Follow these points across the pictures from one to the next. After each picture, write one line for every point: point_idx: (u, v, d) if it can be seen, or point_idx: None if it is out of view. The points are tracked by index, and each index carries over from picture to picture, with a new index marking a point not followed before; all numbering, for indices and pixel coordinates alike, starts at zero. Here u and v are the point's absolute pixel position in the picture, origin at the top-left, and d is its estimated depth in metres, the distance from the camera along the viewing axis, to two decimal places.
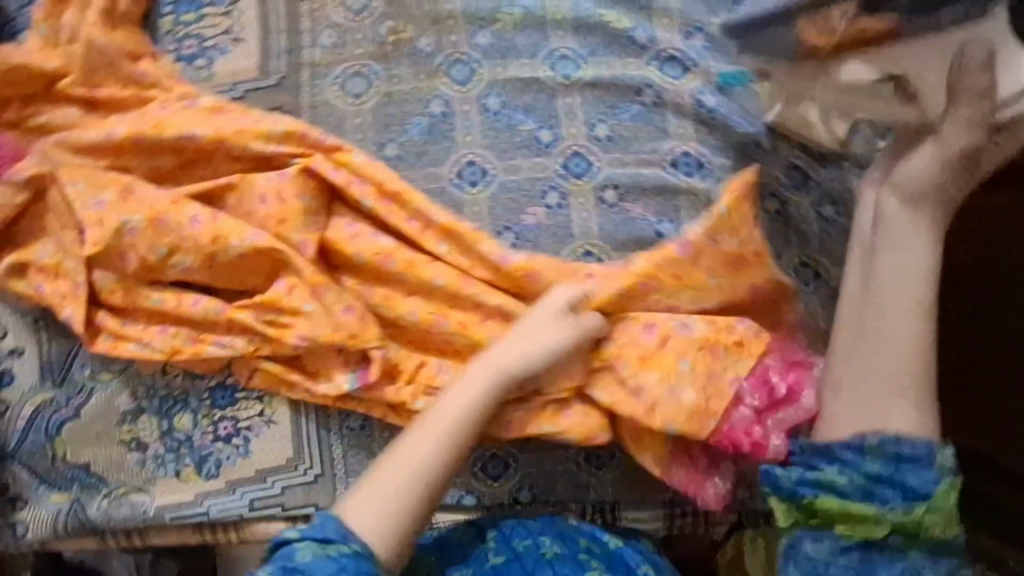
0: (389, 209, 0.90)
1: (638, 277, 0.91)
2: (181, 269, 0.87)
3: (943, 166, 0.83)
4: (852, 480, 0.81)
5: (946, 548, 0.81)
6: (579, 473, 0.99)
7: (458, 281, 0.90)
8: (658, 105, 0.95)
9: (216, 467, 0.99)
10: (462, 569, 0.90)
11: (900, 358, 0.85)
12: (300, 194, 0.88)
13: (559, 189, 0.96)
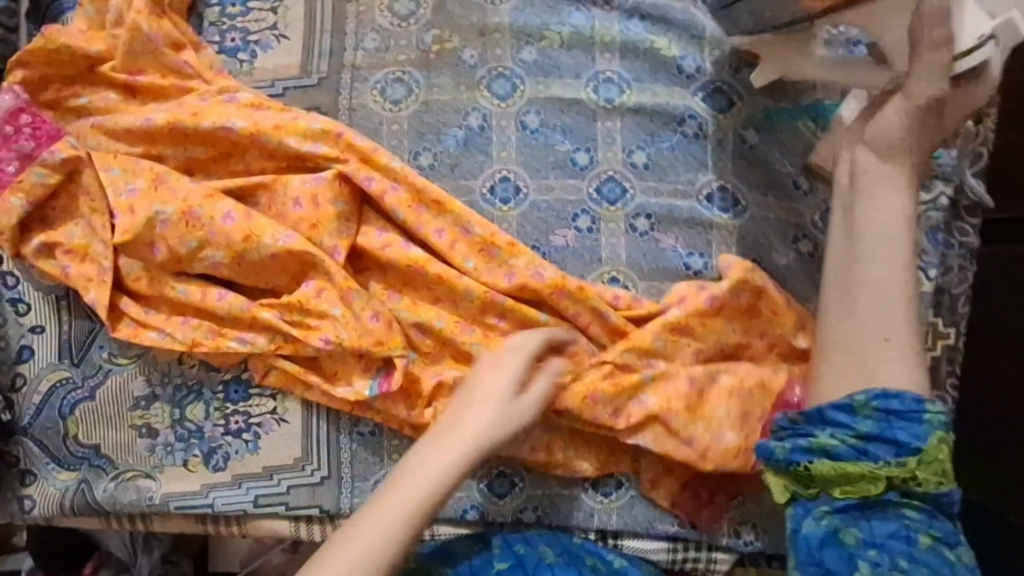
0: (421, 222, 0.89)
1: (670, 319, 0.90)
2: (209, 264, 0.87)
3: (912, 118, 0.79)
4: (843, 440, 0.78)
5: (941, 506, 0.77)
6: (584, 499, 0.98)
7: (487, 293, 0.90)
8: (699, 136, 0.94)
9: (223, 460, 0.99)
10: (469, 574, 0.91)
11: (881, 314, 0.81)
12: (336, 198, 0.87)
13: (591, 213, 0.95)
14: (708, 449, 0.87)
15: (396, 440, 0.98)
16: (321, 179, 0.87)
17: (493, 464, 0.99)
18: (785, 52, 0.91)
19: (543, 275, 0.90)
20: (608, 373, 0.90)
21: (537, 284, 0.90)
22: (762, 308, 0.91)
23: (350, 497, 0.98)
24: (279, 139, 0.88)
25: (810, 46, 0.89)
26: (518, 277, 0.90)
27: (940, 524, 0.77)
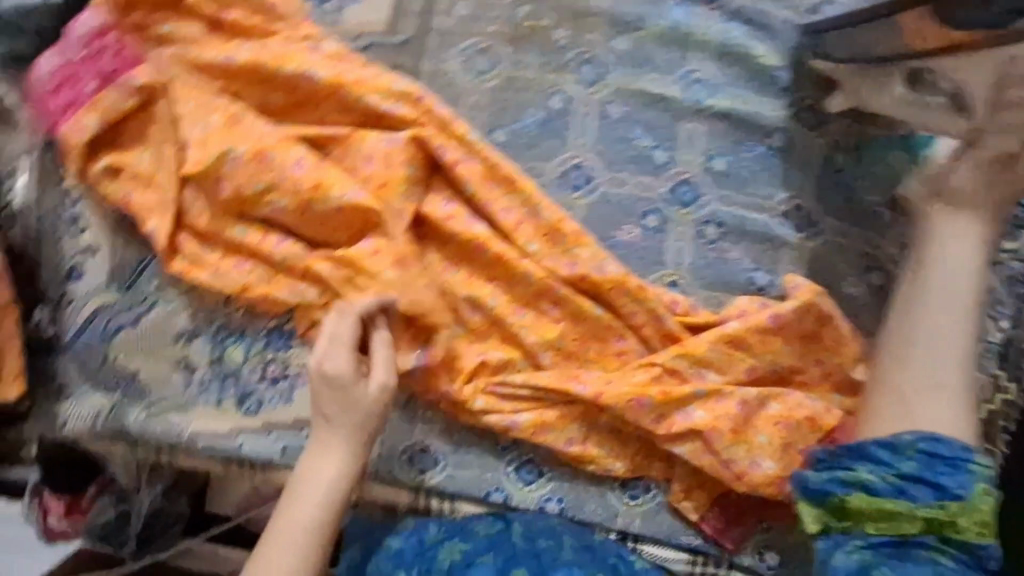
0: (489, 198, 0.87)
1: (728, 331, 0.89)
2: (273, 209, 0.86)
3: (982, 169, 0.77)
4: (883, 478, 0.73)
5: (979, 559, 0.71)
6: (610, 496, 0.98)
7: (546, 278, 0.89)
8: (783, 152, 0.91)
9: (256, 405, 0.97)
10: (484, 556, 0.88)
11: (930, 364, 0.77)
12: (408, 160, 0.86)
13: (661, 213, 0.93)
14: (750, 471, 0.86)
15: (431, 411, 0.98)
16: (396, 140, 0.85)
17: (524, 449, 0.98)
18: (862, 84, 0.85)
19: (605, 269, 0.89)
20: (656, 376, 0.89)
21: (597, 277, 0.88)
22: (824, 337, 0.89)
23: (377, 460, 0.99)
24: (360, 94, 0.87)
25: (886, 84, 0.83)
26: (579, 267, 0.89)
27: None
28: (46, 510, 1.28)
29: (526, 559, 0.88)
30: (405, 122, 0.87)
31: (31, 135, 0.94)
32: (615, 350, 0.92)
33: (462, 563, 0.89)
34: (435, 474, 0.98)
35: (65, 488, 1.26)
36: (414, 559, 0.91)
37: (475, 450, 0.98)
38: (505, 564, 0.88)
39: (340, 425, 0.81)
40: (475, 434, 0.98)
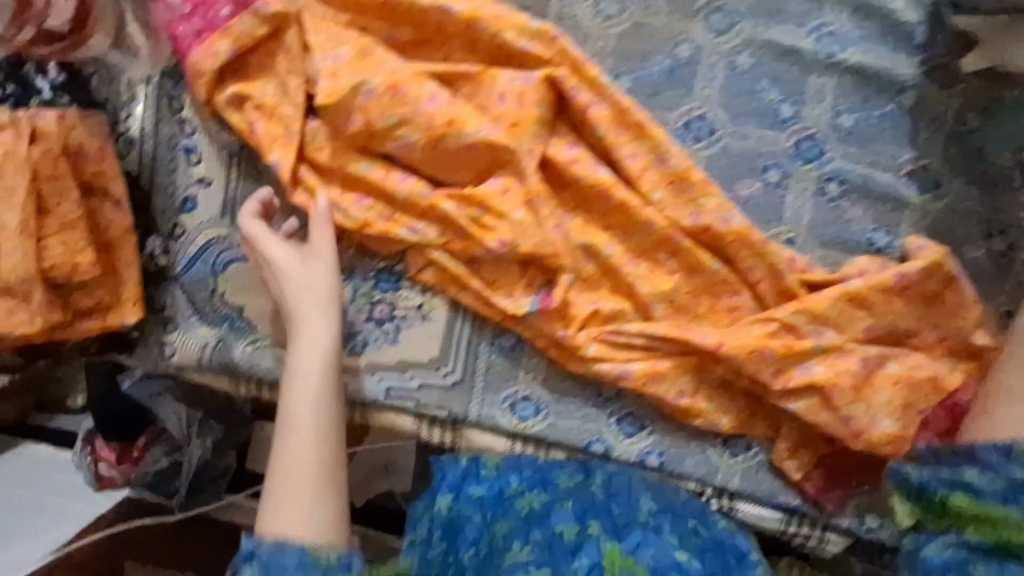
0: (617, 143, 0.87)
1: (850, 289, 0.87)
2: (403, 144, 0.85)
3: None
4: (991, 482, 0.65)
5: None
6: (711, 454, 0.98)
7: (668, 227, 0.88)
8: (914, 110, 0.90)
9: (361, 346, 0.98)
10: (563, 503, 0.85)
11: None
12: (540, 101, 0.85)
13: (783, 169, 0.91)
14: (869, 429, 0.86)
15: (534, 359, 0.98)
16: (530, 81, 0.85)
17: (627, 402, 0.98)
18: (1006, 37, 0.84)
19: (730, 221, 0.88)
20: (774, 331, 0.88)
21: (722, 228, 0.88)
22: (947, 299, 0.87)
23: (480, 406, 0.99)
24: (495, 31, 0.86)
25: None
26: (704, 218, 0.88)
27: None
28: (98, 458, 1.29)
29: (603, 513, 0.84)
30: (538, 63, 0.86)
31: (151, 65, 0.92)
32: (733, 305, 0.91)
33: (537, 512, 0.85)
34: (537, 423, 0.98)
35: (118, 436, 1.27)
36: (489, 508, 0.88)
37: (577, 401, 0.98)
38: (581, 516, 0.83)
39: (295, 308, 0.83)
40: (579, 385, 0.98)
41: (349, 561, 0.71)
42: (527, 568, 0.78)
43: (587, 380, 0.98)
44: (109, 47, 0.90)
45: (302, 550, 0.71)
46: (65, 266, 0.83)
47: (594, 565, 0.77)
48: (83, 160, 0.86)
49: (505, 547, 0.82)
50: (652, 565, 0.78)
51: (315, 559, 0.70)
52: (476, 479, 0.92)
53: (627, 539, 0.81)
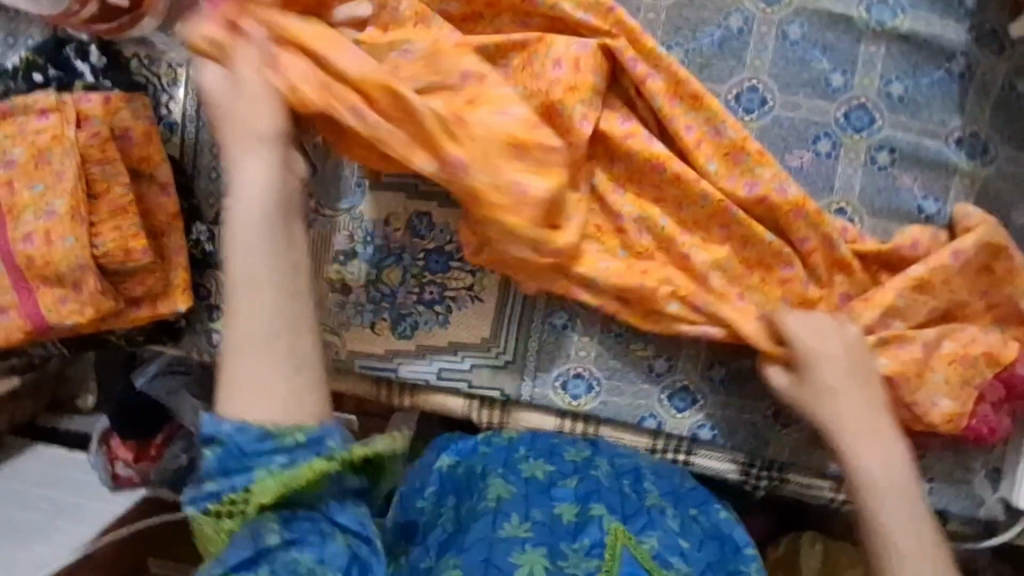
0: (673, 110, 0.88)
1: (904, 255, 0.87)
2: None
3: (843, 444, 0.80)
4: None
5: None
6: (763, 426, 0.98)
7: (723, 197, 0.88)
8: (964, 77, 0.90)
9: (410, 328, 0.98)
10: (569, 481, 0.85)
11: (902, 481, 0.76)
12: (596, 72, 0.86)
13: (834, 138, 0.91)
14: (924, 395, 0.87)
15: (586, 337, 0.98)
16: (587, 48, 0.86)
17: (679, 377, 0.98)
18: None
19: (786, 190, 0.88)
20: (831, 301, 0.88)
21: (779, 197, 0.88)
22: (998, 265, 0.88)
23: (532, 386, 0.98)
24: (552, 2, 0.87)
25: None
26: (760, 188, 0.88)
27: None
28: (114, 458, 1.27)
29: (610, 496, 0.83)
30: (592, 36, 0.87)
31: None
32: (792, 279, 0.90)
33: (545, 482, 0.84)
34: (590, 400, 0.98)
35: (135, 435, 1.25)
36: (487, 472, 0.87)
37: (630, 377, 0.98)
38: (583, 498, 0.82)
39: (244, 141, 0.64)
40: (630, 361, 0.98)
41: (321, 437, 0.59)
42: (524, 544, 0.74)
43: (638, 356, 0.98)
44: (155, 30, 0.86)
45: (263, 428, 0.58)
46: (118, 252, 0.82)
47: (598, 543, 0.76)
48: (128, 144, 0.85)
49: (500, 513, 0.79)
50: (658, 548, 0.78)
51: (280, 439, 0.58)
52: (475, 452, 0.91)
53: (633, 521, 0.81)
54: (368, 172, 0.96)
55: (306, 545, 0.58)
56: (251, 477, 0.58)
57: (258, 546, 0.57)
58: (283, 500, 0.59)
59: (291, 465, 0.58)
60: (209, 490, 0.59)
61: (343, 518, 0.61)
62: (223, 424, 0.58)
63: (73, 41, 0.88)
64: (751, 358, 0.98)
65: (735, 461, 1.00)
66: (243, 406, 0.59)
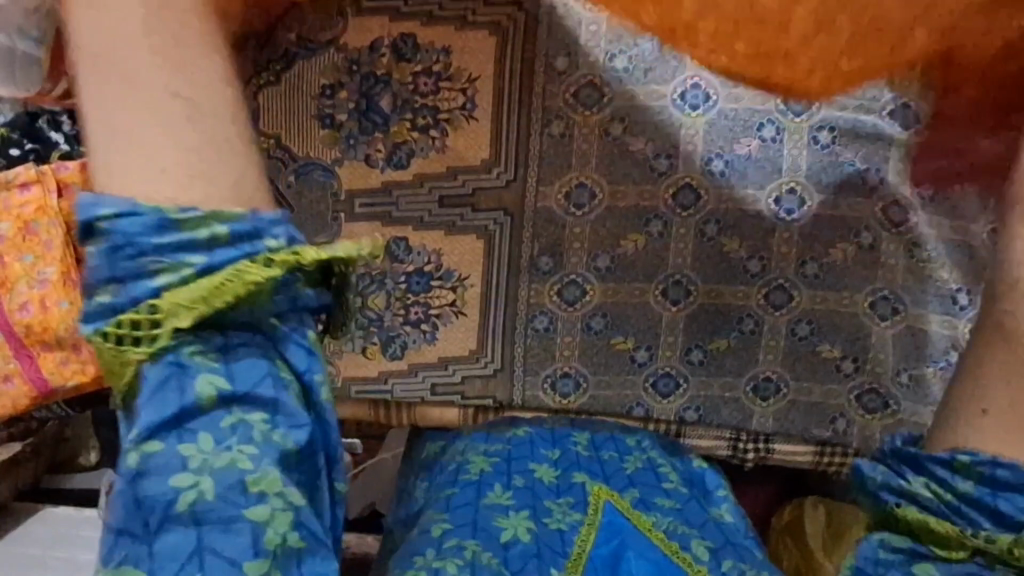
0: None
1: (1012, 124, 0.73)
2: None
3: None
4: (936, 492, 0.55)
5: (741, 546, 0.84)
6: (744, 401, 1.04)
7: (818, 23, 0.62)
8: None
9: (401, 348, 1.02)
10: (551, 450, 0.94)
11: None
12: None
13: (777, 123, 0.97)
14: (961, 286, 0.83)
15: (568, 338, 1.03)
16: None
17: (661, 363, 1.04)
18: None
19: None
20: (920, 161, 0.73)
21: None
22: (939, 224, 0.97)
23: (522, 390, 1.04)
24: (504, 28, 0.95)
25: None
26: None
27: (713, 535, 0.82)
28: None
29: (588, 464, 0.91)
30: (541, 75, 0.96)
31: None
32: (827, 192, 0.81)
33: (523, 455, 0.92)
34: (580, 397, 1.04)
35: None
36: (469, 449, 0.94)
37: (615, 370, 1.03)
38: (564, 467, 0.90)
39: None
40: (615, 354, 1.03)
41: (250, 233, 0.53)
42: (506, 510, 0.82)
43: (620, 349, 1.03)
44: None
45: (162, 219, 0.51)
46: None
47: (583, 500, 0.84)
48: None
49: (483, 483, 0.86)
50: (639, 496, 0.85)
51: (189, 235, 0.51)
52: (454, 443, 0.98)
53: (613, 481, 0.88)
54: (343, 205, 0.99)
55: (145, 262, 0.51)
56: (154, 281, 0.51)
57: (188, 382, 0.52)
58: (204, 320, 0.52)
59: (210, 270, 0.52)
60: (106, 305, 0.51)
61: (290, 352, 0.56)
62: (108, 215, 0.51)
63: (43, 113, 0.91)
64: (726, 338, 1.03)
65: (722, 438, 1.06)
66: (153, 192, 0.53)
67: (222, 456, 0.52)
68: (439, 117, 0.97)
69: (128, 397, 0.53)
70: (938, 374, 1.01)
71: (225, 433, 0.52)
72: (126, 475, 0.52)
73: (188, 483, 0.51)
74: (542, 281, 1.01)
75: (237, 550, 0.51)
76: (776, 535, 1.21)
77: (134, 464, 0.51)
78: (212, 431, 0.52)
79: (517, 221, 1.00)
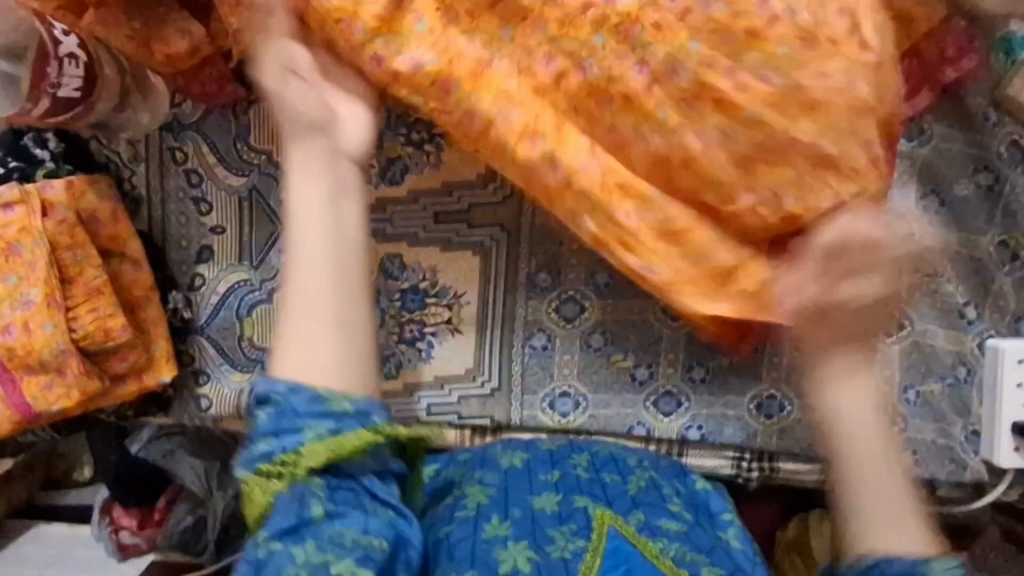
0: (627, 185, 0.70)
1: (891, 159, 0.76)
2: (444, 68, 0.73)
3: (862, 315, 0.67)
4: None
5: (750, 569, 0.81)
6: (747, 418, 1.02)
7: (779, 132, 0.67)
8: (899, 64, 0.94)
9: (395, 367, 1.00)
10: (551, 472, 0.90)
11: (873, 404, 0.69)
12: None
13: None
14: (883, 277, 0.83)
15: (567, 355, 1.00)
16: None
17: (662, 381, 1.01)
18: None
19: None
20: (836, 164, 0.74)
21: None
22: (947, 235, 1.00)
23: (521, 409, 1.01)
24: None
25: None
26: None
27: (722, 559, 0.80)
28: (118, 528, 1.26)
29: (590, 487, 0.88)
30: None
31: (149, 121, 0.92)
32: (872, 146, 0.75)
33: (524, 479, 0.89)
34: (578, 417, 1.01)
35: (137, 501, 1.26)
36: (466, 477, 0.90)
37: (615, 389, 1.01)
38: (565, 490, 0.87)
39: (295, 130, 0.70)
40: (615, 372, 1.01)
41: (368, 410, 0.65)
42: (505, 542, 0.78)
43: (620, 366, 1.01)
44: (110, 111, 0.88)
45: (317, 391, 0.63)
46: (98, 332, 0.84)
47: (586, 526, 0.80)
48: (96, 225, 0.88)
49: (481, 516, 0.82)
50: (643, 521, 0.82)
51: (329, 403, 0.63)
52: (450, 465, 0.95)
53: (617, 505, 0.85)
54: None
55: (297, 423, 0.63)
56: (300, 442, 0.63)
57: (305, 505, 0.62)
58: (332, 463, 0.64)
59: (338, 433, 0.63)
60: (260, 454, 0.64)
61: (383, 485, 0.67)
62: (275, 387, 0.63)
63: (31, 131, 0.90)
64: (728, 354, 1.01)
65: (725, 457, 1.04)
66: (307, 365, 0.64)
67: (317, 562, 0.60)
68: (434, 132, 0.96)
69: (259, 517, 0.64)
70: (945, 391, 1.00)
71: (326, 538, 0.61)
72: (248, 563, 0.61)
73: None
74: (539, 298, 0.99)
75: None
76: (782, 554, 1.17)
77: (256, 559, 0.60)
78: (315, 540, 0.61)
79: (513, 238, 0.98)
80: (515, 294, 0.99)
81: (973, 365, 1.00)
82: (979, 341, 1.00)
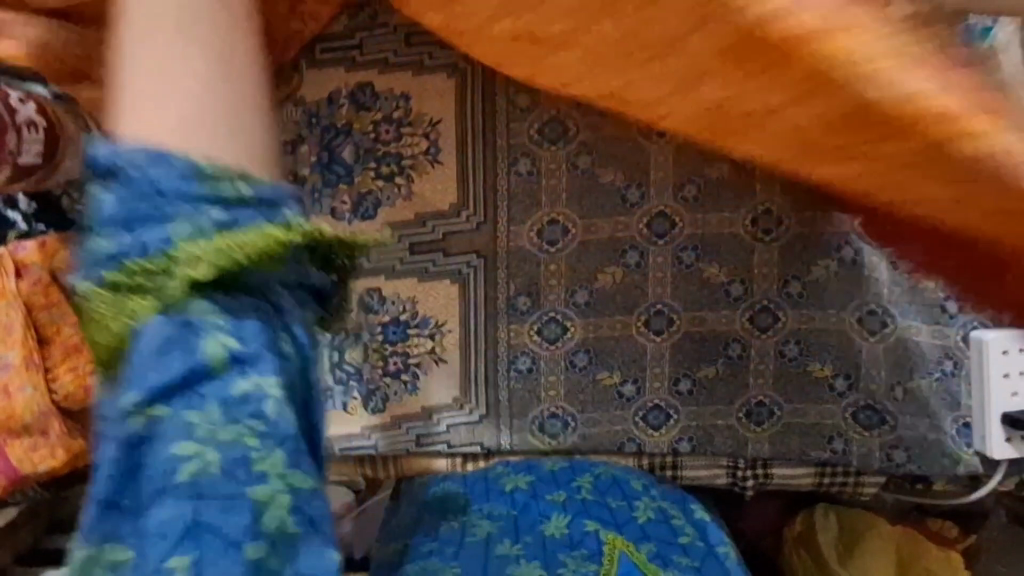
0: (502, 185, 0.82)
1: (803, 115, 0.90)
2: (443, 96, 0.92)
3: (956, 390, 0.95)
4: None
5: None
6: (736, 427, 1.01)
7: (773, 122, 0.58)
8: None
9: (382, 401, 1.00)
10: (556, 493, 0.90)
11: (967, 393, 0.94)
12: (517, 116, 0.95)
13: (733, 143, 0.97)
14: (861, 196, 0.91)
15: (552, 376, 1.00)
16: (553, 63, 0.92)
17: (649, 396, 1.01)
18: None
19: None
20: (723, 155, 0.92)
21: None
22: None
23: (510, 433, 1.01)
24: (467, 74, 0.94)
25: None
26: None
27: None
28: None
29: (597, 510, 0.88)
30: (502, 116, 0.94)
31: None
32: None
33: (526, 503, 0.89)
34: (568, 437, 1.01)
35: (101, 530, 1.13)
36: (470, 509, 0.89)
37: (603, 406, 1.01)
38: (573, 513, 0.87)
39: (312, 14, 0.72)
40: (601, 389, 1.01)
41: (272, 196, 0.43)
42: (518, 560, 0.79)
43: (605, 384, 1.01)
44: None
45: (188, 161, 0.41)
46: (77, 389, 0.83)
47: (597, 551, 0.81)
48: None
49: (491, 539, 0.82)
50: (655, 551, 0.83)
51: (213, 186, 0.41)
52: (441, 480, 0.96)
53: (627, 530, 0.85)
54: None
55: (160, 206, 0.40)
56: (165, 231, 0.40)
57: (189, 342, 0.39)
58: (221, 274, 0.41)
59: (230, 226, 0.41)
60: (107, 254, 0.40)
61: (298, 328, 0.44)
62: (128, 152, 0.41)
63: None
64: (714, 365, 1.01)
65: (719, 467, 1.03)
66: (153, 113, 0.43)
67: (226, 470, 0.38)
68: (403, 164, 0.96)
69: (110, 366, 0.41)
70: (933, 387, 0.98)
71: (237, 411, 0.39)
72: (120, 441, 0.38)
73: (189, 454, 0.38)
74: (520, 321, 0.99)
75: (234, 530, 0.37)
76: (789, 548, 1.14)
77: (132, 430, 0.38)
78: (218, 404, 0.39)
79: (490, 263, 0.98)
80: (498, 320, 0.99)
81: (960, 356, 0.97)
82: (964, 334, 0.96)
